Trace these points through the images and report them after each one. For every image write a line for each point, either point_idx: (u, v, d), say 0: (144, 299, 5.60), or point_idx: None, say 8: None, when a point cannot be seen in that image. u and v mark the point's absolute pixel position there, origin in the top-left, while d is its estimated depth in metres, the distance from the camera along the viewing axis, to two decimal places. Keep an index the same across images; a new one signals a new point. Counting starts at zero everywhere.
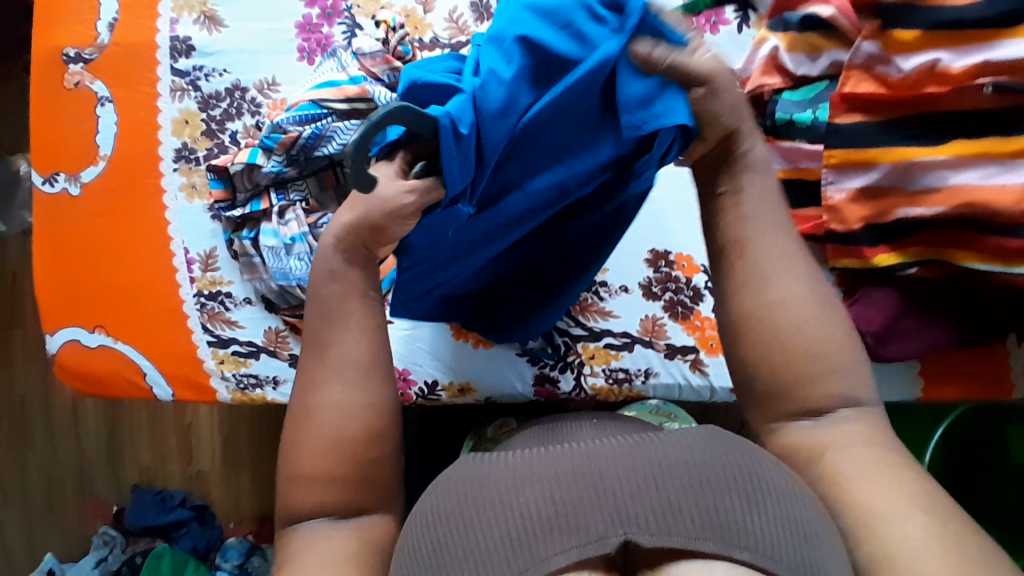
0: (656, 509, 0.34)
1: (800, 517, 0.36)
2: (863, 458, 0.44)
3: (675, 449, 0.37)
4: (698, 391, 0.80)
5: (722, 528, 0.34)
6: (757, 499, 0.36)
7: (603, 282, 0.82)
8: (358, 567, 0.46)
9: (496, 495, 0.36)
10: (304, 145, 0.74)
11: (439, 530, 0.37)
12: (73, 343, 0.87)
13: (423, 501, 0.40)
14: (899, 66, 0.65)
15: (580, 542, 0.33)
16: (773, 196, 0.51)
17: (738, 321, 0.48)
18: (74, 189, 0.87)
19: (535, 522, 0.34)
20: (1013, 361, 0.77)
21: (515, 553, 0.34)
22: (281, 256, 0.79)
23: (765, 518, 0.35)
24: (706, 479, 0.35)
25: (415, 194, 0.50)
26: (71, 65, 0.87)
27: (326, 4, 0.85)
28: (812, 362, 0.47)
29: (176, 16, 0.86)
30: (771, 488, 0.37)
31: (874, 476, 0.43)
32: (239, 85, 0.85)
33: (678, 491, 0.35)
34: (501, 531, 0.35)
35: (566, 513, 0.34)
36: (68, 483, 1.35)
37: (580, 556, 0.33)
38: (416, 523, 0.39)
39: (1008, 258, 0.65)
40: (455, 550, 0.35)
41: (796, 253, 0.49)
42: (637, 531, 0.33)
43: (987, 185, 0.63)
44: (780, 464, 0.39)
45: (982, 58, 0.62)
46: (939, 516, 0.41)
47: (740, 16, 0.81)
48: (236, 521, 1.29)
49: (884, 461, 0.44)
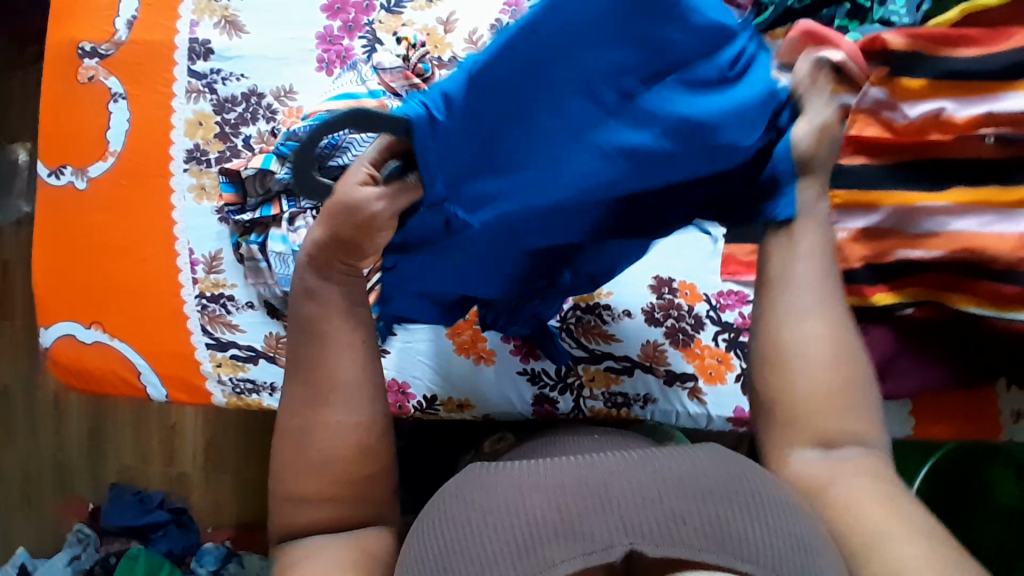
0: (663, 521, 0.34)
1: (801, 533, 0.36)
2: (868, 488, 0.45)
3: (677, 465, 0.38)
4: (695, 419, 0.81)
5: (725, 539, 0.34)
6: (760, 513, 0.36)
7: (607, 305, 0.83)
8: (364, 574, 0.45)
9: (502, 503, 0.36)
10: (318, 154, 0.74)
11: (445, 536, 0.37)
12: (69, 338, 0.86)
13: (428, 510, 0.40)
14: (904, 113, 0.69)
15: (585, 549, 0.33)
16: (825, 247, 0.51)
17: (778, 352, 0.49)
18: (80, 183, 0.87)
19: (541, 529, 0.34)
20: (1003, 404, 0.78)
21: (521, 558, 0.34)
22: (288, 263, 0.79)
23: (767, 531, 0.35)
24: (710, 494, 0.36)
25: (383, 202, 0.51)
26: (86, 60, 0.87)
27: (348, 18, 0.86)
28: (833, 400, 0.48)
29: (196, 19, 0.87)
30: (773, 505, 0.37)
31: (876, 500, 0.44)
32: (256, 91, 0.86)
33: (682, 503, 0.35)
34: (507, 537, 0.35)
35: (572, 521, 0.34)
36: (45, 477, 1.32)
37: (585, 564, 0.33)
38: (422, 528, 0.39)
39: (1003, 303, 0.66)
40: (461, 556, 0.35)
41: (837, 297, 0.51)
42: (641, 541, 0.33)
43: (985, 232, 0.65)
44: (781, 484, 0.40)
45: (985, 109, 0.64)
46: (940, 543, 0.42)
47: None
48: (215, 526, 1.27)
49: (885, 491, 0.45)
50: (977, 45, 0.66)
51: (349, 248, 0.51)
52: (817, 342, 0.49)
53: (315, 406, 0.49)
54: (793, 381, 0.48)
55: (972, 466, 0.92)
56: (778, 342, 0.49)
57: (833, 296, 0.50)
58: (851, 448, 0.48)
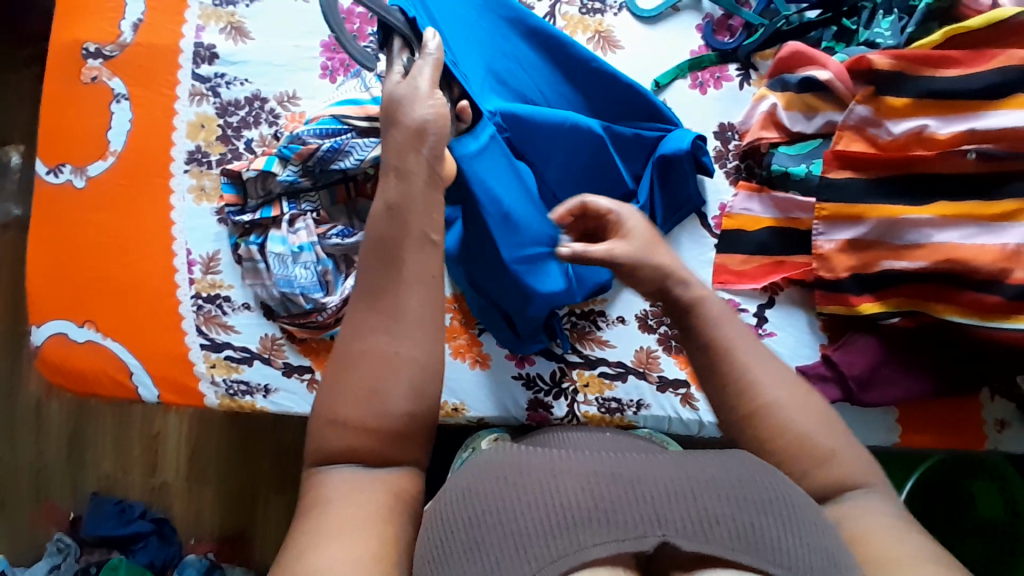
0: (697, 520, 0.37)
1: (827, 543, 0.39)
2: (876, 521, 0.44)
3: (711, 469, 0.41)
4: (687, 425, 0.82)
5: (757, 543, 0.37)
6: (792, 523, 0.39)
7: (601, 312, 0.85)
8: (393, 518, 0.46)
9: (537, 483, 0.39)
10: (321, 157, 0.78)
11: (476, 510, 0.39)
12: (60, 336, 0.85)
13: (454, 489, 0.42)
14: (889, 129, 0.72)
15: (619, 537, 0.36)
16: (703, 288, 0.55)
17: (735, 419, 0.49)
18: (79, 181, 0.87)
19: (576, 512, 0.37)
20: (986, 414, 0.80)
21: (555, 539, 0.36)
22: (287, 263, 0.80)
23: (798, 539, 0.38)
24: (742, 498, 0.39)
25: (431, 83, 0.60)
26: (90, 60, 0.88)
27: (352, 28, 0.88)
28: (813, 444, 0.47)
29: (203, 23, 0.88)
30: (803, 514, 0.40)
31: (886, 530, 0.43)
32: (259, 96, 0.87)
33: (714, 503, 0.38)
34: (542, 517, 0.37)
35: (607, 508, 0.37)
36: (24, 484, 1.29)
37: (617, 550, 0.36)
38: (450, 501, 0.42)
39: (984, 313, 0.69)
40: (492, 529, 0.38)
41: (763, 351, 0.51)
42: (674, 535, 0.37)
43: (966, 244, 0.68)
44: (805, 493, 0.43)
45: (966, 126, 0.68)
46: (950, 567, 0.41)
47: (742, 74, 0.86)
48: (198, 538, 1.24)
49: (890, 522, 0.44)
50: (959, 65, 0.70)
51: (418, 141, 0.57)
52: (773, 381, 0.49)
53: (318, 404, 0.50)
54: (782, 438, 0.47)
55: (956, 481, 0.94)
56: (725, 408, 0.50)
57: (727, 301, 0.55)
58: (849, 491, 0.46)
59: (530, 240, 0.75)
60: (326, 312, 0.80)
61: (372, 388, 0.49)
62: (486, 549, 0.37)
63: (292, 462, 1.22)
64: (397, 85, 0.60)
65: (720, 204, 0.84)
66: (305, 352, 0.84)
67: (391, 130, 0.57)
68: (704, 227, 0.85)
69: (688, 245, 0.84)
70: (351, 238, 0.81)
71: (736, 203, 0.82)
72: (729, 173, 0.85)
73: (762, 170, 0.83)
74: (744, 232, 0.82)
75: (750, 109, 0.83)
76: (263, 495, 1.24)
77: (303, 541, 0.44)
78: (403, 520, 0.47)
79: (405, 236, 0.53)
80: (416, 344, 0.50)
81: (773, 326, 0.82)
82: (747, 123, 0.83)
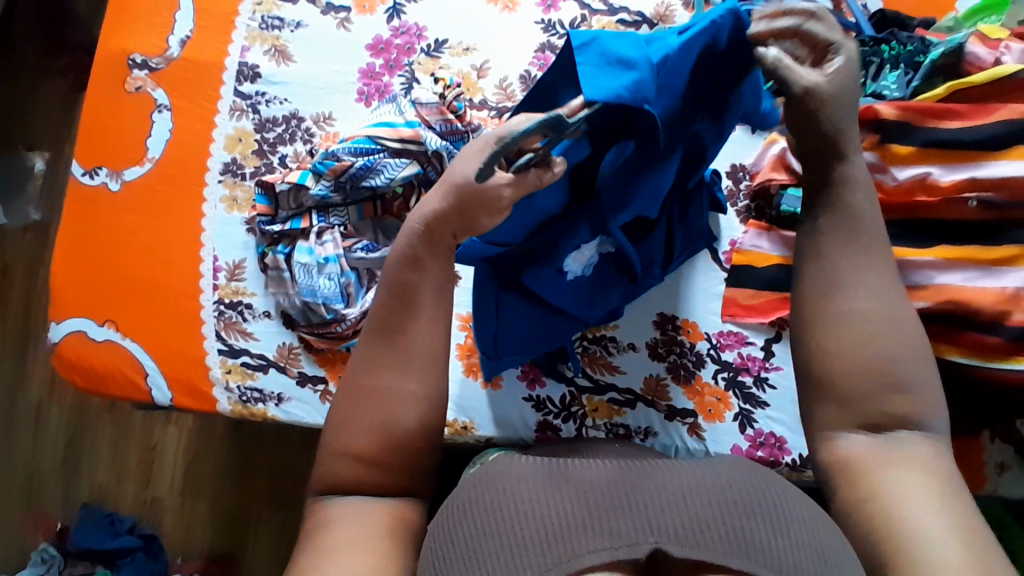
0: (688, 526, 0.40)
1: (820, 545, 0.41)
2: (913, 474, 0.49)
3: (703, 479, 0.44)
4: (694, 455, 0.82)
5: (747, 547, 0.39)
6: (782, 525, 0.41)
7: (613, 337, 0.87)
8: (393, 539, 0.50)
9: (535, 496, 0.42)
10: (353, 174, 0.82)
11: (481, 523, 0.43)
12: (79, 335, 0.87)
13: (463, 503, 0.46)
14: (894, 175, 0.76)
15: (612, 544, 0.39)
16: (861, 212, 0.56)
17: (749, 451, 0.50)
18: (114, 185, 0.91)
19: (571, 522, 0.40)
20: (987, 456, 0.82)
21: (551, 547, 0.39)
22: (312, 273, 0.83)
23: (788, 542, 0.40)
24: (731, 505, 0.41)
25: (512, 188, 0.55)
26: (135, 71, 0.93)
27: (390, 57, 0.93)
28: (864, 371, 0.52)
29: (248, 45, 0.94)
30: (794, 517, 0.42)
31: (913, 480, 0.48)
32: (296, 115, 0.92)
33: (704, 511, 0.41)
34: (539, 527, 0.41)
35: (600, 517, 0.40)
36: (15, 489, 1.27)
37: (611, 557, 0.38)
38: (459, 514, 0.45)
39: (987, 353, 0.71)
40: (494, 538, 0.41)
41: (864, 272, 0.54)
42: (667, 541, 0.39)
43: (968, 286, 0.72)
44: (801, 496, 0.45)
45: (969, 174, 0.73)
46: (959, 522, 0.46)
47: (755, 120, 0.91)
48: (185, 557, 1.22)
49: (929, 475, 0.49)
50: (962, 118, 0.74)
51: (464, 220, 0.58)
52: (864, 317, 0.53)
53: (350, 414, 0.54)
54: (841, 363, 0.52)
55: None
56: (803, 321, 0.55)
57: (863, 195, 0.56)
58: (907, 431, 0.51)
59: (551, 287, 0.73)
60: (346, 323, 0.82)
61: (393, 393, 0.54)
62: (490, 555, 0.41)
63: (289, 484, 1.21)
64: (477, 154, 0.56)
65: (731, 240, 0.89)
66: (321, 362, 0.85)
67: (442, 191, 0.57)
68: (716, 261, 0.88)
69: (700, 279, 0.88)
70: (376, 253, 0.84)
71: (746, 240, 0.86)
72: (740, 213, 0.89)
73: (771, 209, 0.87)
74: (753, 267, 0.86)
75: (761, 152, 0.89)
76: (255, 518, 1.22)
77: (304, 563, 0.49)
78: (403, 540, 0.50)
79: (433, 264, 0.58)
80: (427, 370, 0.56)
81: (780, 361, 0.84)
82: (758, 164, 0.88)
